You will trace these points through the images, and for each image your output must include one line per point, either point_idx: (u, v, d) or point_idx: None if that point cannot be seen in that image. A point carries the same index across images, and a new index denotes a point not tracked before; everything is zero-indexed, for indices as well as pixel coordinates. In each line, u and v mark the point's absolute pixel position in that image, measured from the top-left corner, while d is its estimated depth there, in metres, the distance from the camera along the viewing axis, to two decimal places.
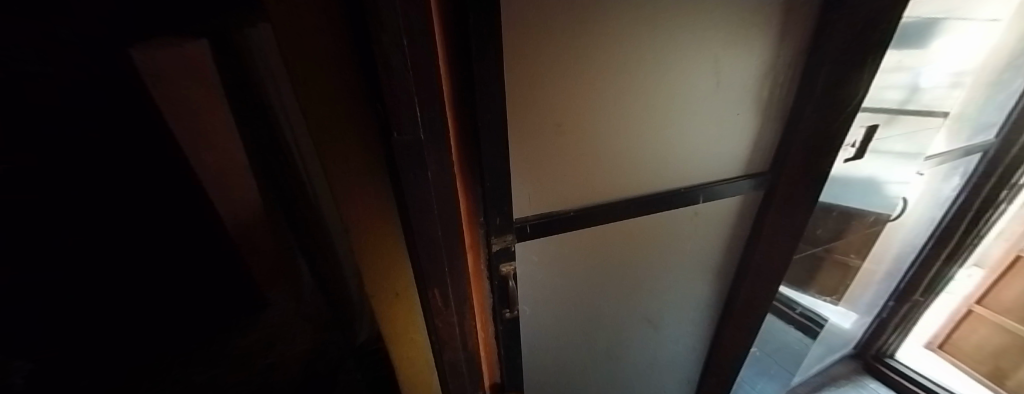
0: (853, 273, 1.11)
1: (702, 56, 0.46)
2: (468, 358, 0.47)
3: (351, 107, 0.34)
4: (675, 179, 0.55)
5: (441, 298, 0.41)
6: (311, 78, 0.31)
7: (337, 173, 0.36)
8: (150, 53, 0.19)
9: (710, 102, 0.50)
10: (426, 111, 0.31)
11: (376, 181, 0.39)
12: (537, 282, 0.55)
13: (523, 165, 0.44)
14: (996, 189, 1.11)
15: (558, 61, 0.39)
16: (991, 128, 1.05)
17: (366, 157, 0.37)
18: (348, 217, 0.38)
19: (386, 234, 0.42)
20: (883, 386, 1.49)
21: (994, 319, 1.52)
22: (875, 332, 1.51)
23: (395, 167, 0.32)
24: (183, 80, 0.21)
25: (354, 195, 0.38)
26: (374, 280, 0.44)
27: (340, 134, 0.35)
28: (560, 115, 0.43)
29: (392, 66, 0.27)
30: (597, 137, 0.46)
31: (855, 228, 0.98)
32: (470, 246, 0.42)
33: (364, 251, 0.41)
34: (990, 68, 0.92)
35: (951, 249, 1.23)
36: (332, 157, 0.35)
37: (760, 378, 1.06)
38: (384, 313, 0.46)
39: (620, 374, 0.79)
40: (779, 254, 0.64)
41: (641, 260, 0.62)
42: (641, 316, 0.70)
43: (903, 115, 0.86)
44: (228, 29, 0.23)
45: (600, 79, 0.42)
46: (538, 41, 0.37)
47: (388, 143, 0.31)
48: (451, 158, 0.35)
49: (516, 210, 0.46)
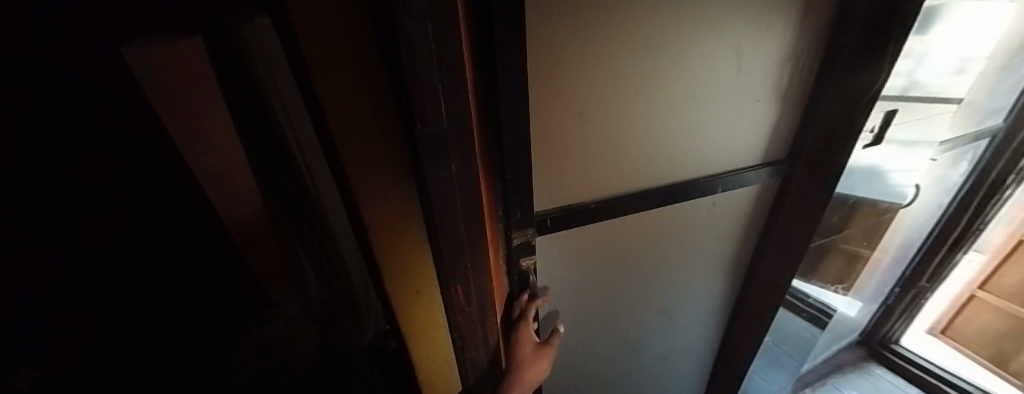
0: (861, 262, 1.13)
1: (723, 42, 0.44)
2: (490, 355, 0.47)
3: (377, 106, 0.31)
4: (694, 168, 0.54)
5: (463, 295, 0.40)
6: (334, 72, 0.27)
7: (359, 178, 0.33)
8: (137, 52, 0.41)
9: (730, 88, 0.49)
10: (448, 102, 0.29)
11: (399, 184, 0.36)
12: (556, 275, 0.55)
13: (543, 158, 0.43)
14: (1002, 175, 1.12)
15: (580, 46, 0.37)
16: (1000, 113, 1.05)
17: (391, 159, 0.34)
18: (368, 220, 0.36)
19: (406, 241, 0.39)
20: (889, 372, 1.52)
21: (999, 304, 1.53)
22: (882, 320, 1.53)
23: (418, 160, 0.31)
24: (167, 69, 0.44)
25: (376, 200, 0.36)
26: (393, 282, 0.41)
27: (364, 135, 0.32)
28: (582, 104, 0.41)
29: (415, 54, 0.25)
30: (616, 126, 0.45)
31: (863, 217, 0.99)
32: (491, 240, 0.41)
33: (388, 257, 0.39)
34: (1000, 53, 0.92)
35: (958, 235, 1.25)
36: (352, 159, 0.32)
37: (772, 367, 1.08)
38: (404, 317, 0.44)
39: (636, 367, 0.80)
40: (797, 243, 0.64)
41: (659, 253, 0.61)
42: (658, 309, 0.70)
43: (904, 102, 0.84)
44: (231, 26, 0.43)
45: (622, 67, 0.41)
46: (562, 25, 0.35)
47: (410, 134, 0.30)
48: (473, 151, 0.34)
49: (537, 203, 0.46)
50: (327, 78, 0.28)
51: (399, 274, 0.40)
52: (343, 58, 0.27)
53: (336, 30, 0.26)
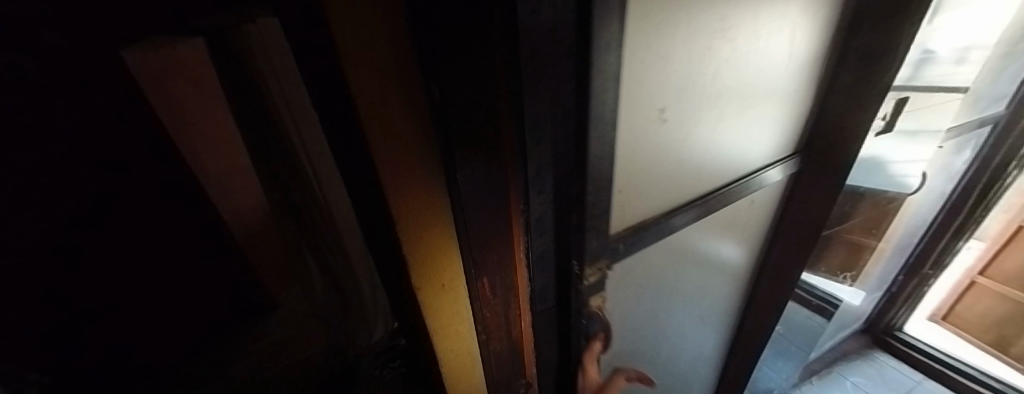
0: (867, 251, 1.15)
1: (776, 36, 0.43)
2: (511, 346, 0.48)
3: (411, 98, 0.29)
4: (732, 165, 0.54)
5: (489, 288, 0.41)
6: (371, 67, 0.24)
7: (395, 176, 0.32)
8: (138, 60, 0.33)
9: (773, 79, 0.48)
10: (486, 98, 0.29)
11: (432, 181, 0.34)
12: (619, 298, 0.55)
13: (623, 166, 0.39)
14: (1002, 162, 1.14)
15: (678, 39, 0.33)
16: (1002, 100, 1.06)
17: (424, 153, 0.32)
18: (401, 218, 0.34)
19: (432, 236, 0.38)
20: (893, 358, 1.55)
21: (997, 288, 1.57)
22: (885, 308, 1.55)
23: (451, 157, 0.31)
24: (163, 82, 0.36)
25: (409, 203, 0.34)
26: (422, 282, 0.39)
27: (399, 130, 0.29)
28: (665, 99, 0.36)
29: (449, 54, 0.24)
30: (689, 126, 0.42)
31: (868, 206, 1.01)
32: (515, 240, 0.39)
33: (419, 255, 0.37)
34: (1003, 41, 0.93)
35: (960, 222, 1.27)
36: (386, 158, 0.30)
37: (782, 356, 1.10)
38: (431, 319, 0.42)
39: (674, 370, 0.82)
40: (808, 228, 0.67)
41: (697, 250, 0.61)
42: (696, 310, 0.74)
43: (908, 92, 0.85)
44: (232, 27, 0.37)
45: (704, 60, 0.37)
46: (668, 15, 0.30)
47: (448, 132, 0.29)
48: (508, 148, 0.32)
49: (614, 225, 0.43)
50: (367, 76, 0.25)
51: (428, 269, 0.39)
52: (384, 54, 0.25)
53: (378, 35, 0.23)
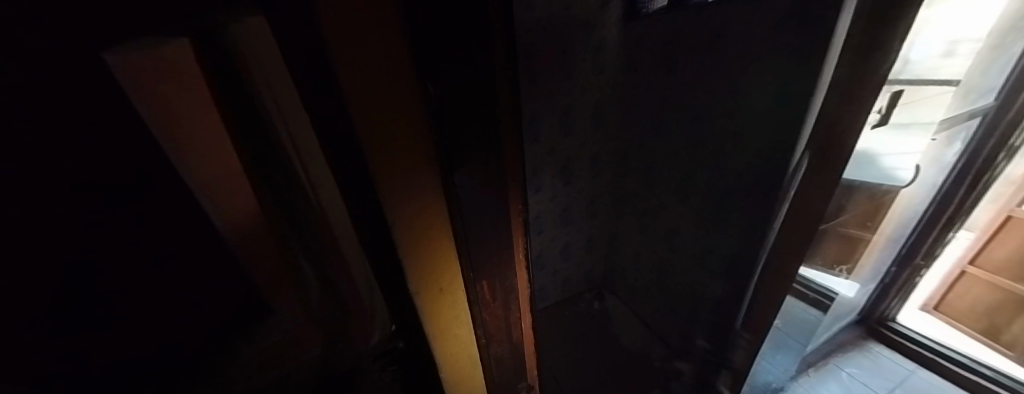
0: (862, 244, 1.16)
1: None
2: (512, 348, 0.47)
3: (412, 123, 0.27)
4: None
5: (490, 290, 0.40)
6: (369, 77, 0.23)
7: (395, 201, 0.30)
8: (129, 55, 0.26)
9: None
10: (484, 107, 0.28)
11: (434, 208, 0.32)
12: None
13: None
14: (992, 154, 1.16)
15: None
16: (992, 92, 1.07)
17: (426, 179, 0.30)
18: (404, 243, 0.33)
19: (438, 262, 0.36)
20: (887, 349, 1.58)
21: (987, 278, 1.59)
22: (878, 300, 1.58)
23: (450, 160, 0.30)
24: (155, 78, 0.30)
25: (409, 215, 0.31)
26: (425, 292, 0.37)
27: (398, 155, 0.28)
28: None
29: (447, 61, 0.25)
30: None
31: (862, 199, 1.02)
32: (516, 238, 0.39)
33: (425, 279, 0.36)
34: (993, 33, 0.94)
35: (951, 213, 1.29)
36: (387, 182, 0.29)
37: (780, 349, 1.11)
38: (432, 332, 0.39)
39: None
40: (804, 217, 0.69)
41: None
42: None
43: (898, 86, 0.86)
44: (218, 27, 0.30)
45: None
46: None
47: (450, 144, 0.29)
48: (507, 150, 0.33)
49: None
50: (367, 97, 0.24)
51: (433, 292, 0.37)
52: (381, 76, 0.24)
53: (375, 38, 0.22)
